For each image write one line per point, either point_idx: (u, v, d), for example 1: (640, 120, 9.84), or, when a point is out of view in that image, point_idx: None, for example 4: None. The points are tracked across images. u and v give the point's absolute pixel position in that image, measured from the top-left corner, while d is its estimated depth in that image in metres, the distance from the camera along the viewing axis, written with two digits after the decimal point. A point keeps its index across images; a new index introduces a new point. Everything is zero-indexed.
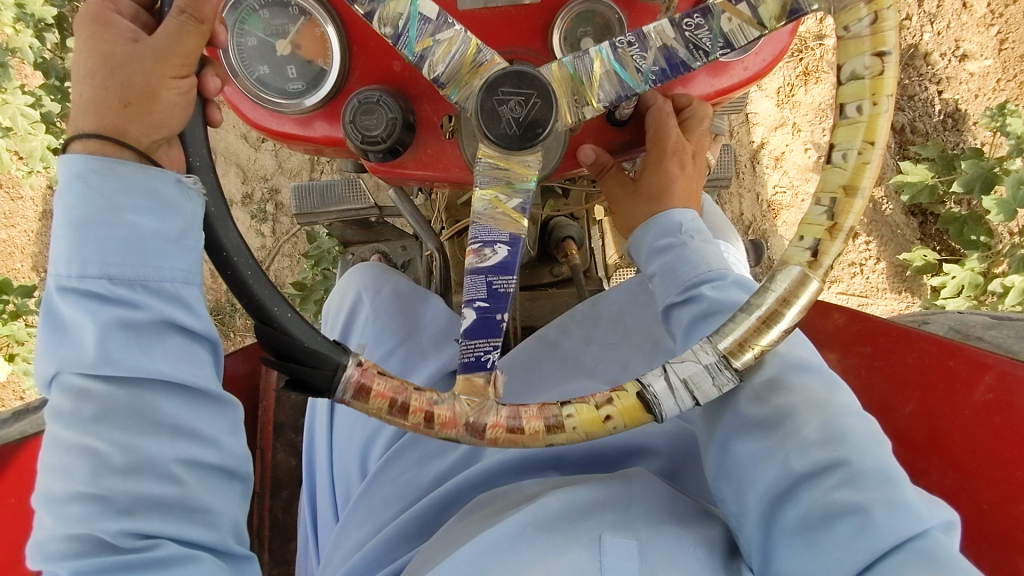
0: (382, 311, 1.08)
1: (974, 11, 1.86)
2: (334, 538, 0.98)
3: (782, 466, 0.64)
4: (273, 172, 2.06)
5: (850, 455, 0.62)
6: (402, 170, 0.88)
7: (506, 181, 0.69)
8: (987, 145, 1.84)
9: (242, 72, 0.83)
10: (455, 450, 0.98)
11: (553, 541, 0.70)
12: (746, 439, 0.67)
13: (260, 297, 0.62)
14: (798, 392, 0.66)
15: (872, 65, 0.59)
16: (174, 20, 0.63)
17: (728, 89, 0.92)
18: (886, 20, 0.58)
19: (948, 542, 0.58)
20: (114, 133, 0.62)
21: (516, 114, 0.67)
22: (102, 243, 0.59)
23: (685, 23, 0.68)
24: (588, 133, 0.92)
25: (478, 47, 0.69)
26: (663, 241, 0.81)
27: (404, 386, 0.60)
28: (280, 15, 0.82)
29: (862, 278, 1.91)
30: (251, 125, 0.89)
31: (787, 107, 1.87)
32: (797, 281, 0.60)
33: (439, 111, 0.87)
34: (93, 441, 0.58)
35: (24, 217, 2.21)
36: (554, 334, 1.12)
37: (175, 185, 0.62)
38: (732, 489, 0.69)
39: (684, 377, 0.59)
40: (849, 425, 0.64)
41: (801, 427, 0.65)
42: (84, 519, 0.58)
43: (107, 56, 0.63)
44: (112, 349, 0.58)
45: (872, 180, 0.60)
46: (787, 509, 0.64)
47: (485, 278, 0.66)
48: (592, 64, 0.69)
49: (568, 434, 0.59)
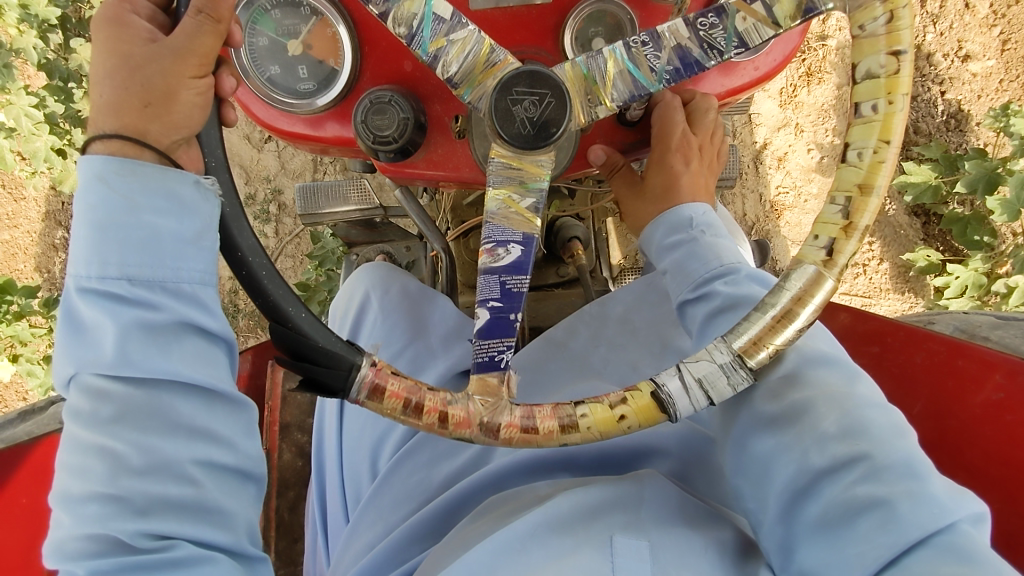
0: (391, 312, 1.08)
1: (976, 11, 1.86)
2: (343, 539, 0.99)
3: (800, 461, 0.64)
4: (276, 172, 2.05)
5: (871, 449, 0.62)
6: (412, 170, 0.89)
7: (519, 180, 0.69)
8: (989, 145, 1.84)
9: (254, 71, 0.83)
10: (463, 452, 0.97)
11: (564, 542, 0.70)
12: (763, 436, 0.67)
13: (274, 298, 0.62)
14: (814, 386, 0.66)
15: (888, 63, 0.59)
16: (192, 20, 0.64)
17: (739, 89, 0.91)
18: (901, 19, 0.59)
19: (977, 534, 0.57)
20: (133, 133, 0.62)
21: (530, 114, 0.67)
22: (121, 244, 0.59)
23: (700, 23, 0.68)
24: (599, 133, 0.91)
25: (492, 47, 0.69)
26: (674, 238, 0.81)
27: (419, 386, 0.60)
28: (292, 15, 0.82)
29: (865, 279, 1.91)
30: (262, 125, 0.90)
31: (790, 108, 1.86)
32: (812, 279, 0.60)
33: (451, 111, 0.87)
34: (111, 441, 0.59)
35: (27, 218, 2.21)
36: (563, 334, 1.13)
37: (193, 187, 0.62)
38: (752, 485, 0.69)
39: (699, 377, 0.59)
40: (870, 418, 0.64)
41: (819, 421, 0.65)
42: (101, 520, 0.58)
43: (126, 56, 0.64)
44: (130, 350, 0.58)
45: (887, 179, 0.60)
46: (806, 504, 0.64)
47: (498, 278, 0.67)
48: (606, 63, 0.69)
49: (583, 434, 0.59)
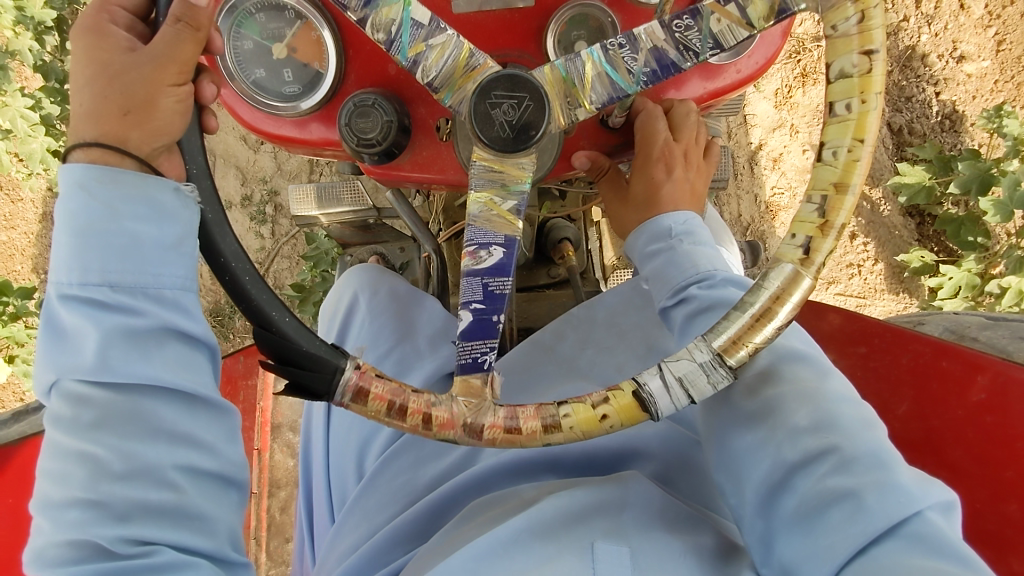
0: (378, 313, 1.09)
1: (971, 12, 1.86)
2: (330, 538, 0.99)
3: (774, 455, 0.65)
4: (272, 173, 2.06)
5: (841, 441, 0.62)
6: (399, 172, 0.89)
7: (501, 183, 0.70)
8: (984, 146, 1.85)
9: (239, 75, 0.84)
10: (449, 454, 0.98)
11: (547, 548, 0.71)
12: (740, 433, 0.68)
13: (257, 302, 0.63)
14: (787, 381, 0.67)
15: (860, 63, 0.60)
16: (170, 28, 0.65)
17: (722, 92, 0.90)
18: (872, 19, 0.59)
19: (946, 522, 0.57)
20: (113, 140, 0.63)
21: (509, 117, 0.68)
22: (102, 251, 0.60)
23: (675, 24, 0.69)
24: (583, 136, 0.91)
25: (471, 51, 0.70)
26: (654, 246, 0.83)
27: (402, 389, 0.60)
28: (277, 19, 0.83)
29: (860, 279, 1.90)
30: (248, 127, 0.90)
31: (785, 109, 1.87)
32: (790, 278, 0.60)
33: (435, 114, 0.88)
34: (91, 447, 0.59)
35: (25, 219, 2.21)
36: (550, 338, 1.12)
37: (173, 194, 0.63)
38: (732, 481, 0.70)
39: (679, 376, 0.59)
40: (841, 412, 0.64)
41: (791, 415, 0.65)
42: (81, 526, 0.58)
43: (106, 66, 0.64)
44: (111, 356, 0.59)
45: (863, 177, 0.61)
46: (782, 499, 0.64)
47: (481, 279, 0.67)
48: (584, 66, 0.70)
49: (566, 434, 0.59)
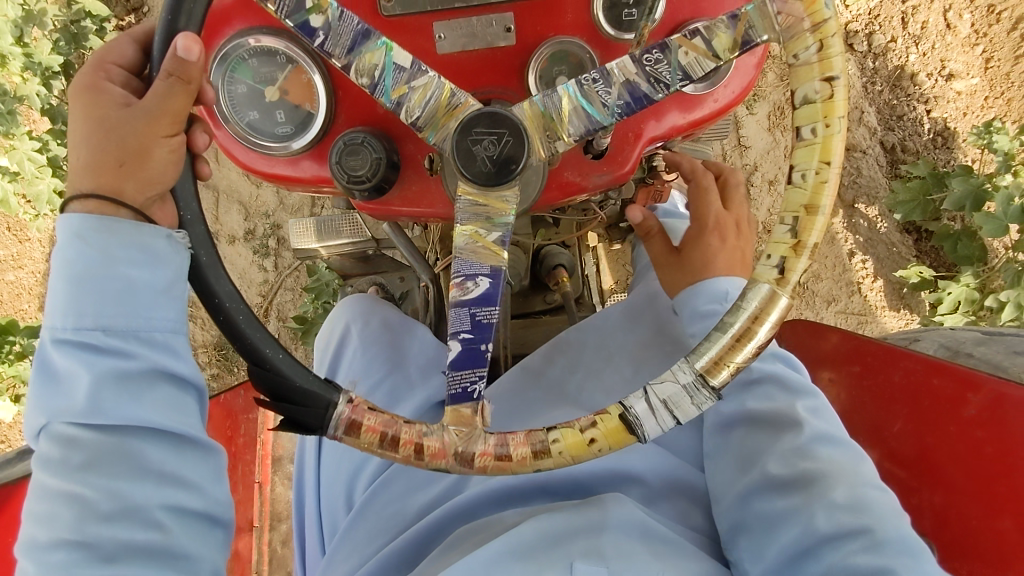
0: (370, 343, 1.11)
1: (957, 32, 1.88)
2: (321, 571, 0.99)
3: (807, 524, 0.77)
4: (275, 208, 2.09)
5: (872, 523, 0.74)
6: (389, 207, 0.92)
7: (486, 216, 0.72)
8: (977, 162, 1.89)
9: (233, 118, 0.87)
10: (440, 482, 0.98)
11: (527, 567, 0.72)
12: (773, 499, 0.82)
13: (252, 340, 0.64)
14: (825, 461, 0.81)
15: (822, 89, 0.63)
16: (163, 83, 0.67)
17: (701, 120, 0.92)
18: (831, 47, 0.62)
19: None
20: (109, 192, 0.65)
21: (490, 152, 0.70)
22: (96, 297, 0.62)
23: (646, 59, 0.71)
24: (567, 166, 0.92)
25: (452, 91, 0.72)
26: (711, 308, 0.92)
27: (394, 419, 0.61)
28: (269, 64, 0.86)
29: (861, 297, 1.90)
30: (244, 168, 0.92)
31: (777, 131, 1.90)
32: (766, 298, 0.62)
33: (423, 150, 0.91)
34: (81, 489, 0.61)
35: (32, 258, 2.25)
36: (540, 363, 1.14)
37: (166, 241, 0.64)
38: (751, 540, 0.83)
39: (664, 398, 0.60)
40: (872, 497, 0.77)
41: (828, 492, 0.78)
42: (66, 567, 0.60)
43: (101, 119, 0.67)
44: (102, 400, 0.61)
45: (832, 198, 0.63)
46: (807, 563, 0.77)
47: (469, 310, 0.69)
48: (561, 101, 0.72)
49: (555, 459, 0.60)
